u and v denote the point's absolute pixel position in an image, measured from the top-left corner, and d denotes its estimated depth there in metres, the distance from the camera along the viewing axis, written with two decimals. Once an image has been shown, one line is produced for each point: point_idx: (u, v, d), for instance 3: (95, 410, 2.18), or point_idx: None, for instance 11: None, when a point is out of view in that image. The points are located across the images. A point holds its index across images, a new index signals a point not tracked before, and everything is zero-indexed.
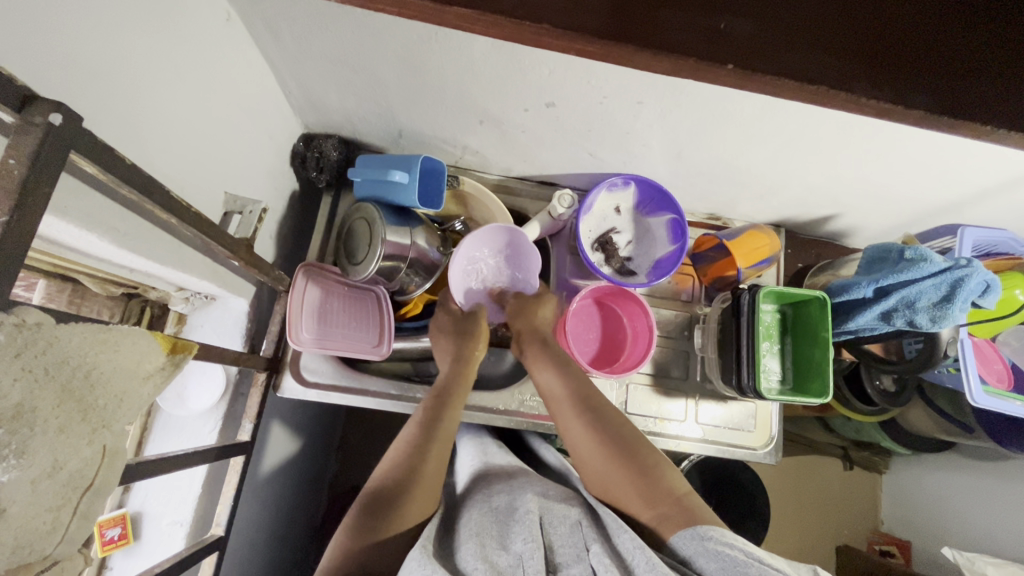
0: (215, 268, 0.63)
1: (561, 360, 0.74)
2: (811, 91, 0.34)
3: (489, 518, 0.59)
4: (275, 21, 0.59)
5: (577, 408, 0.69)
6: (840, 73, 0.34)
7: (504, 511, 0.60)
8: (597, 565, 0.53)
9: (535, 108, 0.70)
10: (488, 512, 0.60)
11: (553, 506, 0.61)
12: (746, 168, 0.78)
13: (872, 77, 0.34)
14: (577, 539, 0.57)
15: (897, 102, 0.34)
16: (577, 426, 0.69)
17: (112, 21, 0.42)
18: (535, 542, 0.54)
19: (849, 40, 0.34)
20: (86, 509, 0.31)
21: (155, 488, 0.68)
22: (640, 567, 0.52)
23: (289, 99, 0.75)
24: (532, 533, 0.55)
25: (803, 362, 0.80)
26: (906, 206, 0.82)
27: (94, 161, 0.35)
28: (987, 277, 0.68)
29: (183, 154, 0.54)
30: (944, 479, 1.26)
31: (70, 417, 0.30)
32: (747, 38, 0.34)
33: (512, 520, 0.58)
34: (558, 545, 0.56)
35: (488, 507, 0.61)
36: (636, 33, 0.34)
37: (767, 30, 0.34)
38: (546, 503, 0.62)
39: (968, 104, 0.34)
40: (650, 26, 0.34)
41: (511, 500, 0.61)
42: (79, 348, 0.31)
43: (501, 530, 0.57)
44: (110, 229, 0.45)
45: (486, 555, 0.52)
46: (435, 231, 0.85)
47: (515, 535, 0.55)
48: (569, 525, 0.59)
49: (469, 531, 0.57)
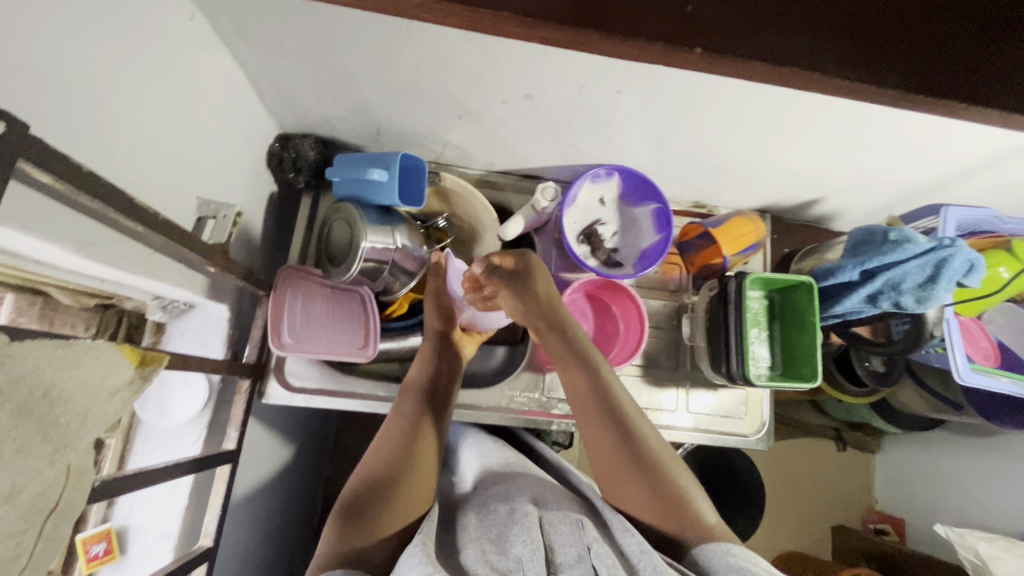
0: (190, 275, 0.61)
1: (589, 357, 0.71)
2: (784, 74, 0.33)
3: (489, 522, 0.58)
4: (240, 18, 0.58)
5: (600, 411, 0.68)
6: (809, 52, 0.33)
7: (503, 513, 0.59)
8: (599, 567, 0.51)
9: (513, 100, 0.69)
10: (488, 516, 0.59)
11: (552, 506, 0.60)
12: (730, 155, 0.78)
13: (845, 57, 0.33)
14: (578, 537, 0.55)
15: (872, 83, 0.33)
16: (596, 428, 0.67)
17: (63, 23, 0.40)
18: (535, 543, 0.53)
19: (816, 21, 0.34)
20: (50, 532, 0.30)
21: (141, 501, 0.67)
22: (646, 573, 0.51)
23: (262, 99, 0.74)
24: (532, 534, 0.54)
25: (791, 348, 0.80)
26: (890, 187, 0.81)
27: (46, 169, 0.34)
28: (971, 256, 0.68)
29: (150, 159, 0.52)
30: (936, 457, 1.27)
31: (28, 438, 0.29)
32: (714, 20, 0.33)
33: (513, 521, 0.57)
34: (559, 544, 0.54)
35: (487, 511, 0.60)
36: (601, 17, 0.33)
37: (737, 12, 0.33)
38: (544, 504, 0.61)
39: (939, 80, 0.34)
40: (617, 11, 0.33)
41: (509, 502, 0.61)
42: (35, 367, 0.29)
43: (500, 533, 0.56)
44: (73, 240, 0.43)
45: (487, 560, 0.52)
46: (418, 228, 0.83)
47: (515, 539, 0.54)
48: (569, 523, 0.57)
49: (471, 536, 0.56)
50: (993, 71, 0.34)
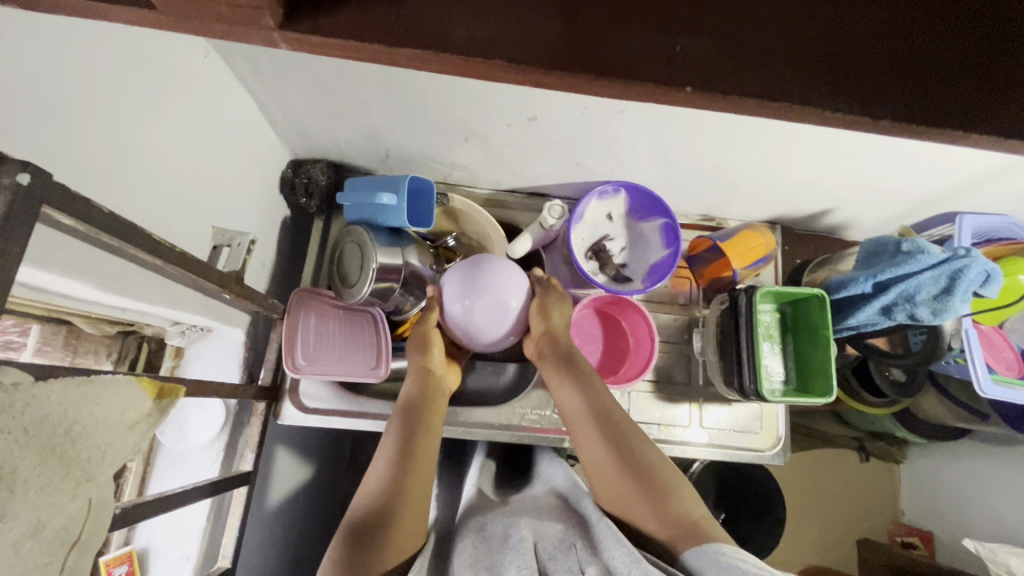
0: (207, 301, 0.63)
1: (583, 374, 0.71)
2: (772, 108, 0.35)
3: (482, 549, 0.58)
4: (252, 53, 0.60)
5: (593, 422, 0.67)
6: (793, 85, 0.35)
7: (497, 540, 0.59)
8: None
9: (518, 122, 0.70)
10: (482, 543, 0.59)
11: (546, 530, 0.59)
12: (737, 168, 0.77)
13: (834, 90, 0.35)
14: (572, 562, 0.53)
15: (862, 113, 0.35)
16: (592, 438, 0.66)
17: (85, 71, 0.42)
18: (528, 568, 0.52)
19: (800, 54, 0.36)
20: (72, 565, 0.31)
21: (161, 524, 0.68)
22: None
23: (274, 127, 0.76)
24: (524, 559, 0.53)
25: (805, 361, 0.79)
26: (901, 196, 0.80)
27: (69, 213, 0.35)
28: (988, 267, 0.67)
29: (167, 193, 0.54)
30: (965, 468, 1.23)
31: (52, 475, 0.30)
32: (700, 60, 0.35)
33: (506, 548, 0.56)
34: (553, 569, 0.53)
35: (482, 538, 0.60)
36: (593, 63, 0.35)
37: (726, 51, 0.35)
38: (539, 528, 0.60)
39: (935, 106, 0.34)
40: (606, 56, 0.35)
41: (504, 530, 0.60)
42: (58, 405, 0.31)
43: (491, 558, 0.56)
44: (94, 275, 0.45)
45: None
46: (427, 249, 0.85)
47: (507, 564, 0.53)
48: (564, 548, 0.56)
49: (464, 563, 0.56)
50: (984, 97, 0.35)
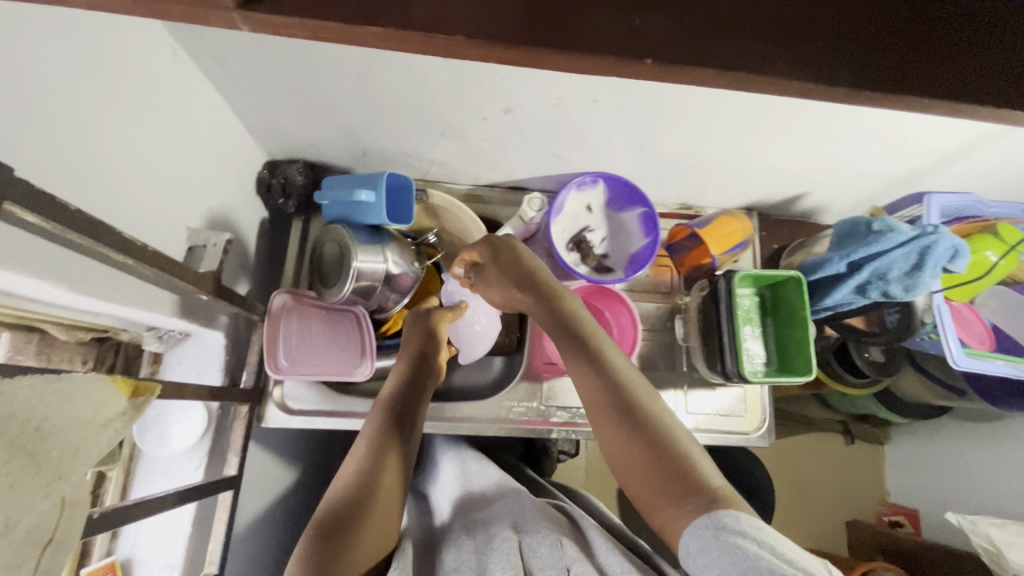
0: (184, 304, 0.62)
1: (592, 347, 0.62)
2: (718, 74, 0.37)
3: (464, 552, 0.57)
4: (221, 52, 0.59)
5: (606, 399, 0.59)
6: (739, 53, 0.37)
7: (482, 540, 0.57)
8: None
9: (493, 115, 0.70)
10: (461, 549, 0.57)
11: (531, 525, 0.57)
12: (712, 156, 0.79)
13: None
14: (557, 559, 0.53)
15: None
16: (607, 426, 0.58)
17: (49, 68, 0.41)
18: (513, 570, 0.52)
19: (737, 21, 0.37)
20: (48, 563, 0.31)
21: (144, 533, 0.66)
22: None
23: (248, 128, 0.75)
24: (511, 561, 0.52)
25: (785, 343, 0.80)
26: (871, 178, 0.82)
27: (33, 210, 0.35)
28: (955, 242, 0.69)
29: (138, 194, 0.54)
30: (945, 444, 1.26)
31: (22, 472, 0.29)
32: (661, 32, 0.37)
33: (488, 549, 0.55)
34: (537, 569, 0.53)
35: (466, 541, 0.58)
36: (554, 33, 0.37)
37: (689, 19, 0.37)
38: (523, 522, 0.58)
39: None
40: (568, 25, 0.37)
41: (489, 530, 0.59)
42: (27, 402, 0.30)
43: (481, 560, 0.54)
44: (64, 276, 0.44)
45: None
46: (409, 246, 0.84)
47: (493, 564, 0.53)
48: (550, 543, 0.55)
49: (449, 567, 0.55)
50: None
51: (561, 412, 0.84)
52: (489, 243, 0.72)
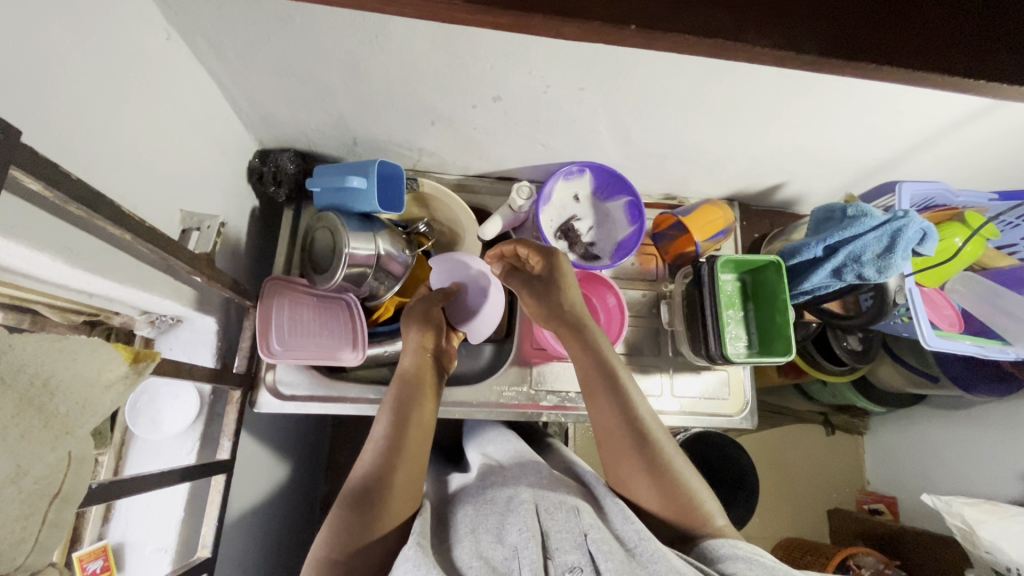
0: (177, 286, 0.63)
1: (597, 344, 0.72)
2: (708, 45, 0.34)
3: (483, 511, 0.58)
4: (216, 37, 0.60)
5: (611, 396, 0.68)
6: (735, 19, 0.34)
7: (500, 503, 0.59)
8: (596, 553, 0.51)
9: (483, 103, 0.72)
10: (483, 507, 0.59)
11: (547, 494, 0.60)
12: (693, 145, 0.81)
13: (769, 22, 0.35)
14: (573, 524, 0.55)
15: (789, 49, 0.35)
16: (611, 411, 0.68)
17: (48, 46, 0.42)
18: (531, 531, 0.53)
19: None
20: (54, 516, 0.32)
21: (136, 516, 0.67)
22: (644, 556, 0.52)
23: (240, 115, 0.76)
24: (527, 523, 0.54)
25: (766, 326, 0.83)
26: (845, 167, 0.86)
27: (39, 178, 0.35)
28: (924, 226, 0.72)
29: (134, 174, 0.55)
30: (920, 430, 1.30)
31: (31, 424, 0.30)
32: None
33: (508, 511, 0.57)
34: (555, 531, 0.54)
35: (483, 502, 0.60)
36: None
37: None
38: (541, 492, 0.60)
39: (879, 43, 0.35)
40: None
41: (506, 493, 0.61)
42: (36, 356, 0.31)
43: (497, 522, 0.56)
44: (63, 249, 0.45)
45: (481, 551, 0.52)
46: (400, 234, 0.85)
47: (510, 527, 0.54)
48: (565, 510, 0.57)
49: (466, 527, 0.56)
50: (924, 26, 0.35)
51: (551, 396, 0.85)
52: (552, 261, 0.75)
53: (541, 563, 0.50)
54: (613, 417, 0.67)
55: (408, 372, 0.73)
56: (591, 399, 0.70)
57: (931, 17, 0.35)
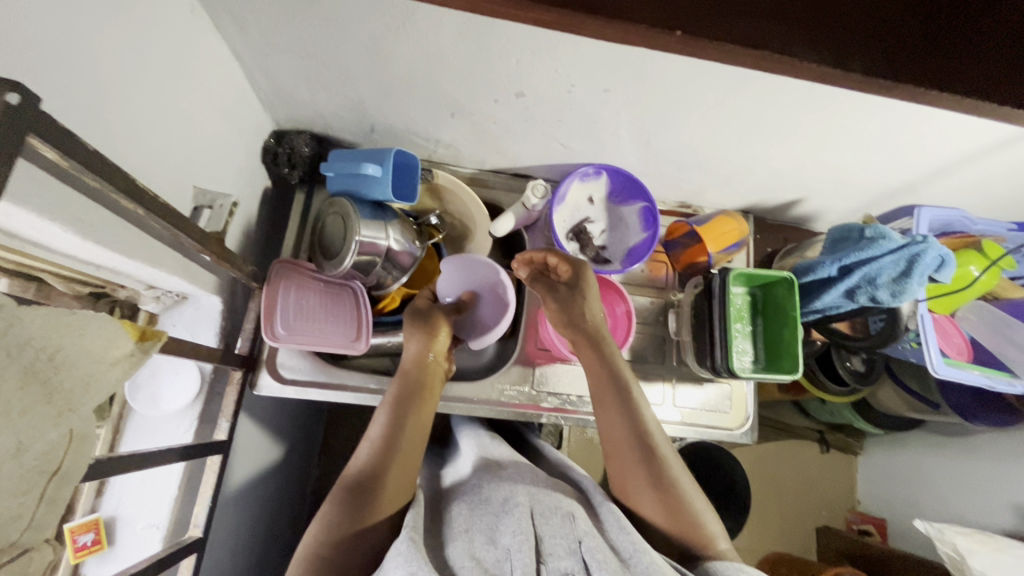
0: (185, 264, 0.62)
1: (606, 352, 0.72)
2: (755, 57, 0.33)
3: (478, 513, 0.58)
4: (239, 12, 0.59)
5: (617, 404, 0.68)
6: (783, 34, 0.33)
7: (495, 504, 0.58)
8: (590, 560, 0.51)
9: (505, 98, 0.71)
10: (479, 507, 0.59)
11: (543, 497, 0.59)
12: (713, 156, 0.81)
13: (815, 38, 0.34)
14: (568, 530, 0.54)
15: (836, 66, 0.33)
16: (616, 419, 0.68)
17: (73, 13, 0.41)
18: (525, 534, 0.52)
19: None
20: (53, 494, 0.31)
21: (129, 490, 0.66)
22: (639, 566, 0.52)
23: (258, 94, 0.75)
24: (522, 526, 0.53)
25: (774, 342, 0.82)
26: (865, 187, 0.85)
27: (56, 148, 0.35)
28: (943, 252, 0.71)
29: (150, 148, 0.54)
30: (916, 455, 1.29)
31: (34, 399, 0.30)
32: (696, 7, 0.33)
33: (502, 513, 0.56)
34: (548, 536, 0.53)
35: (479, 502, 0.60)
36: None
37: None
38: (536, 495, 0.60)
39: (927, 67, 0.34)
40: None
41: (501, 493, 0.60)
42: (42, 331, 0.30)
43: (491, 523, 0.56)
44: (75, 220, 0.44)
45: (474, 553, 0.51)
46: (411, 225, 0.84)
47: (504, 529, 0.53)
48: (560, 515, 0.56)
49: (459, 528, 0.56)
50: (971, 54, 0.34)
51: (553, 398, 0.85)
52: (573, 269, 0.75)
53: (533, 567, 0.49)
54: (617, 425, 0.67)
55: (412, 367, 0.72)
56: (598, 406, 0.70)
57: (961, 62, 0.35)
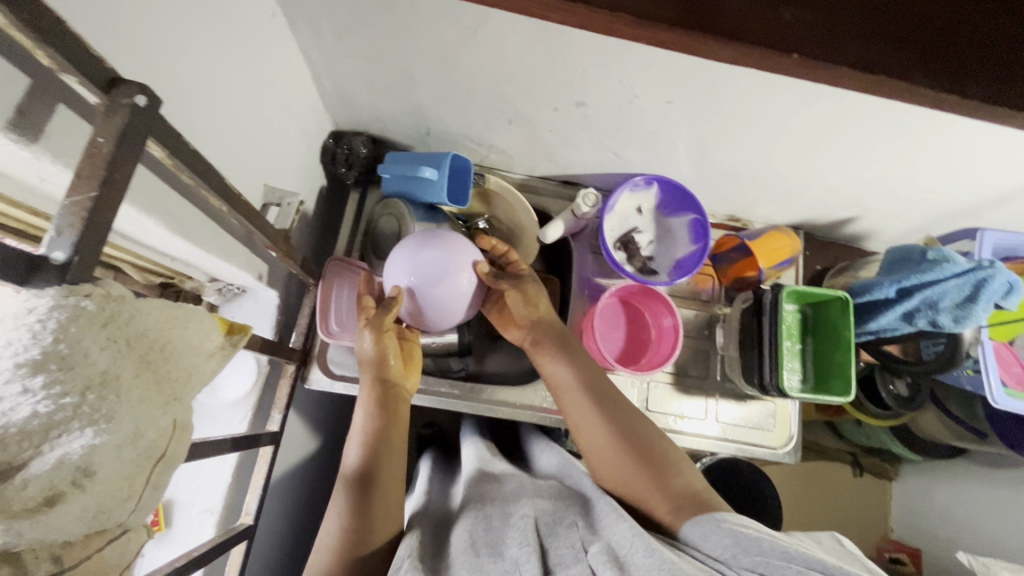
0: (251, 258, 0.64)
1: (570, 345, 0.72)
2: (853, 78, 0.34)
3: (480, 525, 0.57)
4: (316, 17, 0.61)
5: (589, 397, 0.67)
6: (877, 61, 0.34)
7: (498, 517, 0.58)
8: (596, 566, 0.49)
9: (564, 107, 0.71)
10: (480, 521, 0.58)
11: (547, 511, 0.58)
12: (769, 171, 0.80)
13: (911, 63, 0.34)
14: (576, 540, 0.53)
15: None
16: (588, 412, 0.67)
17: (176, 17, 0.43)
18: (531, 546, 0.51)
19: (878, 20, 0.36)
20: (156, 480, 0.32)
21: (185, 475, 0.68)
22: (639, 555, 0.49)
23: (322, 95, 0.77)
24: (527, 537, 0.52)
25: (824, 361, 0.81)
26: (926, 207, 0.83)
27: (166, 147, 0.36)
28: (1010, 278, 0.69)
29: (229, 147, 0.56)
30: (959, 486, 1.25)
31: (148, 388, 0.31)
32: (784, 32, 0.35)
33: (508, 525, 0.56)
34: (556, 548, 0.52)
35: (482, 515, 0.59)
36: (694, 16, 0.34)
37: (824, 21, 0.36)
38: (538, 509, 0.59)
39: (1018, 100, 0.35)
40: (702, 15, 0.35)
41: (505, 509, 0.59)
42: (157, 322, 0.32)
43: (496, 536, 0.55)
44: (166, 215, 0.46)
45: (480, 565, 0.50)
46: (461, 229, 0.85)
47: (511, 542, 0.53)
48: (566, 527, 0.55)
49: (463, 541, 0.55)
50: None
51: None
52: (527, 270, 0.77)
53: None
54: (591, 417, 0.67)
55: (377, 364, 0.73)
56: (568, 403, 0.69)
57: None
